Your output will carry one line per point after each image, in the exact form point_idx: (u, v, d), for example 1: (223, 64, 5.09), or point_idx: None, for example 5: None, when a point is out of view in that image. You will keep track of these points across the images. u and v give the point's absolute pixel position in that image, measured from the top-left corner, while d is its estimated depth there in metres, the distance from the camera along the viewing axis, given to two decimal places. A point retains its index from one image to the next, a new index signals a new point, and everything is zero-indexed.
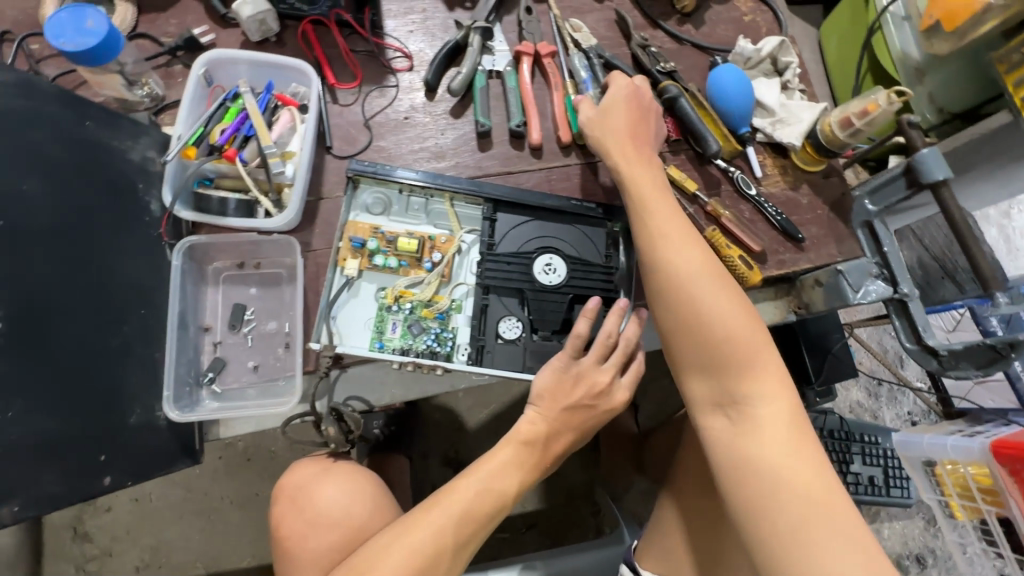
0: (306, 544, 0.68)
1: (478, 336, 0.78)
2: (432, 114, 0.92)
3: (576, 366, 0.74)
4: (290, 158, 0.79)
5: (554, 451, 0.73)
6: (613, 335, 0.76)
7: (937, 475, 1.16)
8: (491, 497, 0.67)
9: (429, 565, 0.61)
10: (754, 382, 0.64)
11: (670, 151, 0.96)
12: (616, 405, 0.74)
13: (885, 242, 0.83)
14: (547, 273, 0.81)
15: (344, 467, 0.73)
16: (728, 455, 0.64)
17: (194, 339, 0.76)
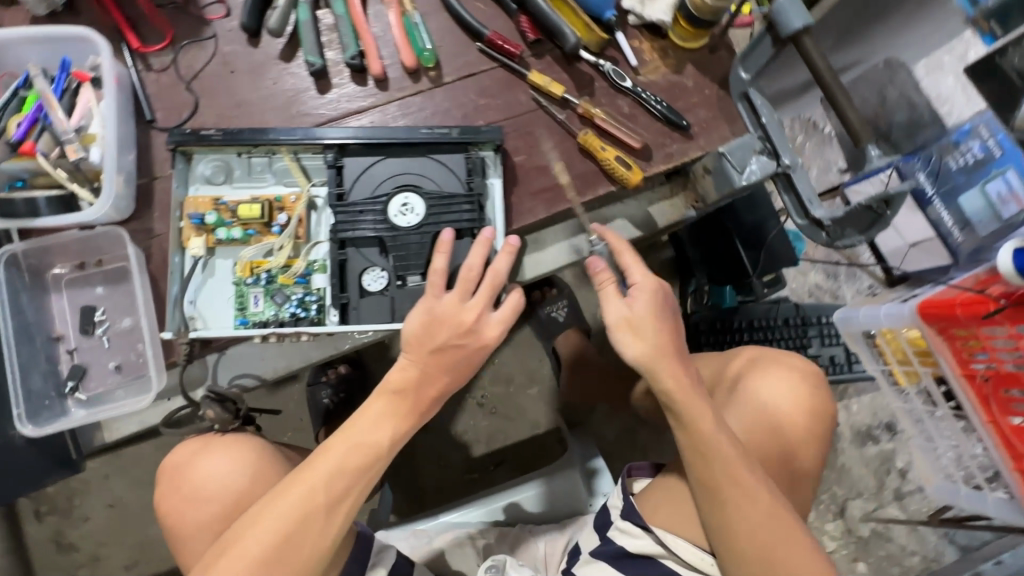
0: (189, 519, 0.67)
1: (340, 294, 0.74)
2: (259, 62, 0.82)
3: (439, 305, 0.70)
4: (94, 141, 0.71)
5: (432, 393, 0.70)
6: (474, 269, 0.72)
7: (878, 345, 1.13)
8: (365, 451, 0.66)
9: (302, 526, 0.62)
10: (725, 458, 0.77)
11: (533, 55, 0.87)
12: (486, 339, 0.71)
13: (764, 113, 0.76)
14: (404, 214, 0.76)
15: (225, 439, 0.71)
16: (730, 514, 0.76)
17: (45, 350, 0.73)
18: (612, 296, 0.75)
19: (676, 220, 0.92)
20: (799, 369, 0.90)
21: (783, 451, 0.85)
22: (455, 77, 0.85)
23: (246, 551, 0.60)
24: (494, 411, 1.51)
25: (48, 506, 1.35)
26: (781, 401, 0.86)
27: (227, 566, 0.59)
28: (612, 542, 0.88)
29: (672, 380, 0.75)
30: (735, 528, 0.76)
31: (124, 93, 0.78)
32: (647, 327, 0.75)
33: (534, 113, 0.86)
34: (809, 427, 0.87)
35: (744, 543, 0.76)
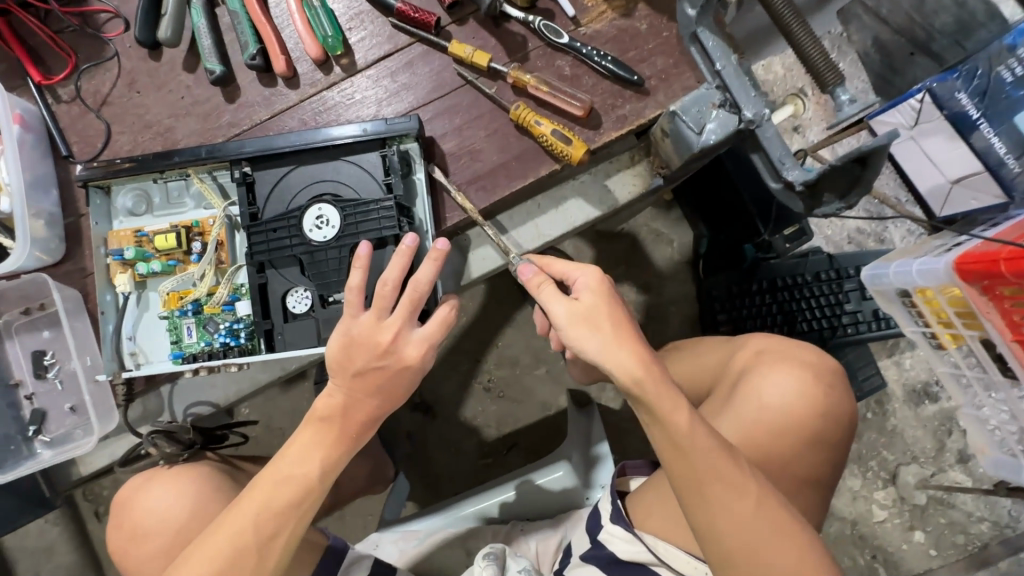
0: (140, 552, 0.68)
1: (264, 319, 0.72)
2: (165, 76, 0.77)
3: (356, 325, 0.64)
4: (3, 192, 0.71)
5: (360, 418, 0.66)
6: (389, 284, 0.65)
7: (915, 305, 0.96)
8: (292, 485, 0.63)
9: (231, 567, 0.60)
10: (704, 471, 0.62)
11: (453, 22, 0.76)
12: (406, 360, 0.65)
13: (717, 58, 0.62)
14: (319, 227, 0.71)
15: (173, 469, 0.71)
16: (726, 534, 0.61)
17: (6, 396, 0.75)
18: (555, 296, 0.66)
19: (640, 191, 0.80)
20: (809, 365, 0.80)
21: (783, 454, 0.76)
22: (370, 60, 0.76)
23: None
24: (501, 395, 1.47)
25: (104, 507, 1.48)
26: (784, 399, 0.77)
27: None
28: (605, 547, 0.83)
29: (636, 380, 0.62)
30: (729, 543, 0.62)
31: (35, 132, 0.76)
32: (595, 327, 0.64)
33: (461, 90, 0.75)
34: (814, 428, 0.77)
35: (738, 556, 0.61)
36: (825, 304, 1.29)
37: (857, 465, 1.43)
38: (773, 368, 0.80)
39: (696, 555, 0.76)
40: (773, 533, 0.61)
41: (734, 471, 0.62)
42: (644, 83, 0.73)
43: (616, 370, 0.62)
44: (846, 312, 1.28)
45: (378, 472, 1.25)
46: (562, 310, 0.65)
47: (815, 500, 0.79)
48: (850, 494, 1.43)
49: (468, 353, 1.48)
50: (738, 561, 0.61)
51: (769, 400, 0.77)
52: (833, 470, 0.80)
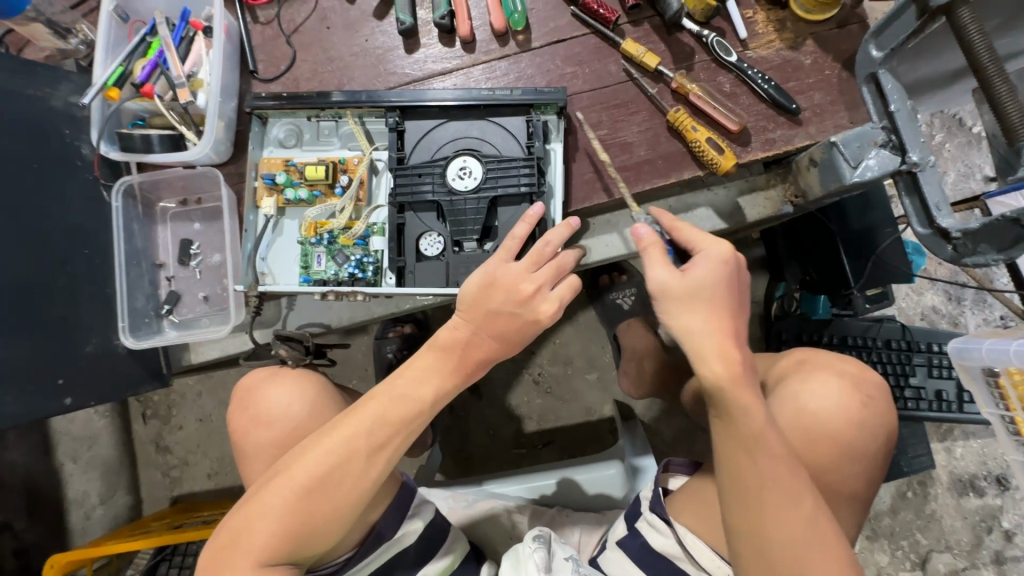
0: (253, 444, 0.71)
1: (397, 257, 0.76)
2: (355, 19, 0.84)
3: (502, 269, 0.67)
4: (201, 88, 0.78)
5: (477, 357, 0.67)
6: (550, 245, 0.69)
7: (999, 387, 0.97)
8: (406, 404, 0.64)
9: (343, 465, 0.61)
10: (755, 466, 0.59)
11: (630, 22, 0.81)
12: (539, 315, 0.66)
13: (893, 99, 0.64)
14: (461, 178, 0.75)
15: (296, 369, 0.76)
16: (769, 539, 0.58)
17: (149, 274, 0.81)
18: (659, 262, 0.64)
19: (769, 215, 0.83)
20: (852, 376, 0.73)
21: (820, 465, 0.69)
22: (545, 41, 0.82)
23: (290, 481, 0.61)
24: (549, 390, 1.49)
25: (151, 411, 1.56)
26: (824, 408, 0.70)
27: (274, 492, 0.61)
28: (640, 536, 0.80)
29: (727, 372, 0.60)
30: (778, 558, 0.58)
31: (232, 44, 0.83)
32: (700, 301, 0.62)
33: (623, 85, 0.80)
34: (855, 446, 0.70)
35: (782, 567, 0.58)
36: (890, 374, 1.33)
37: (888, 541, 1.41)
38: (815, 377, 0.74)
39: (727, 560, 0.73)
40: (813, 549, 0.57)
41: (794, 481, 0.58)
42: (800, 112, 0.77)
43: (702, 352, 0.61)
44: (910, 385, 1.31)
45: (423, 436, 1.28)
46: (670, 278, 0.63)
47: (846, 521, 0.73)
48: (875, 569, 1.41)
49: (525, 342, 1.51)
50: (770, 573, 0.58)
51: (808, 409, 0.70)
52: (873, 486, 0.72)
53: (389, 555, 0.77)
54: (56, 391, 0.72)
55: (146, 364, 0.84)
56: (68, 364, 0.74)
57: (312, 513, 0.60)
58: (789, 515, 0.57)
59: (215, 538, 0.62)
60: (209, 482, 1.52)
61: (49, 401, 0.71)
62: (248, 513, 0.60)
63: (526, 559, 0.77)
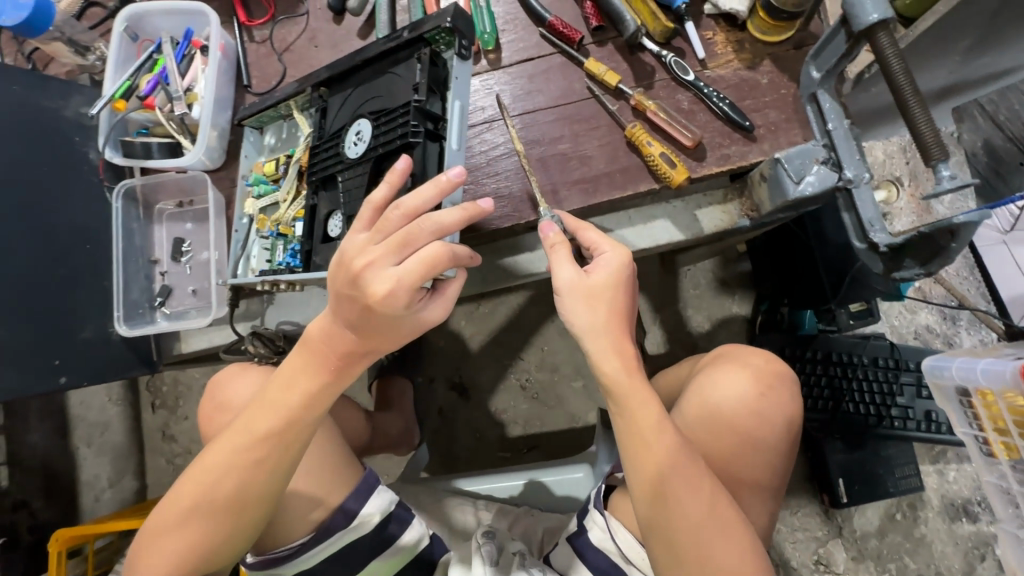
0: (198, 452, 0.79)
1: (307, 240, 0.78)
2: (341, 38, 0.90)
3: (349, 241, 0.63)
4: (196, 100, 0.84)
5: (341, 350, 0.66)
6: (399, 214, 0.62)
7: (973, 407, 0.96)
8: (273, 411, 0.67)
9: (225, 472, 0.66)
10: (643, 459, 0.63)
11: (594, 42, 0.85)
12: (371, 297, 0.60)
13: (830, 118, 0.67)
14: (355, 143, 0.75)
15: (262, 368, 0.81)
16: (655, 522, 0.63)
17: (145, 269, 0.89)
18: (565, 260, 0.66)
19: (727, 226, 0.84)
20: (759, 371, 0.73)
21: (728, 459, 0.71)
22: (514, 60, 0.87)
23: (189, 489, 0.68)
24: (536, 396, 1.52)
25: (160, 401, 1.65)
26: (729, 403, 0.71)
27: (176, 501, 0.68)
28: (585, 533, 0.83)
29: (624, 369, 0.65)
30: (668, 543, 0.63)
31: (229, 61, 0.90)
32: (591, 306, 0.65)
33: (586, 102, 0.84)
34: (756, 436, 0.71)
35: (685, 548, 0.63)
36: (875, 392, 1.31)
37: (874, 563, 1.38)
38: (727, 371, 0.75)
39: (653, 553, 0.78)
40: (696, 531, 0.62)
41: (681, 471, 0.63)
42: (754, 130, 0.80)
43: (597, 351, 0.65)
44: (897, 405, 1.30)
45: (406, 434, 1.33)
46: (572, 278, 0.65)
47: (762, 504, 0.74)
48: None
49: (513, 347, 1.55)
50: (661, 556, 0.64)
51: (716, 404, 0.72)
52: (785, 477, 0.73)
53: (348, 539, 0.80)
54: (52, 372, 0.79)
55: (137, 351, 0.90)
56: (66, 348, 0.81)
57: (217, 510, 0.67)
58: (682, 513, 0.62)
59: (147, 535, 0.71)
60: None
61: (47, 380, 0.79)
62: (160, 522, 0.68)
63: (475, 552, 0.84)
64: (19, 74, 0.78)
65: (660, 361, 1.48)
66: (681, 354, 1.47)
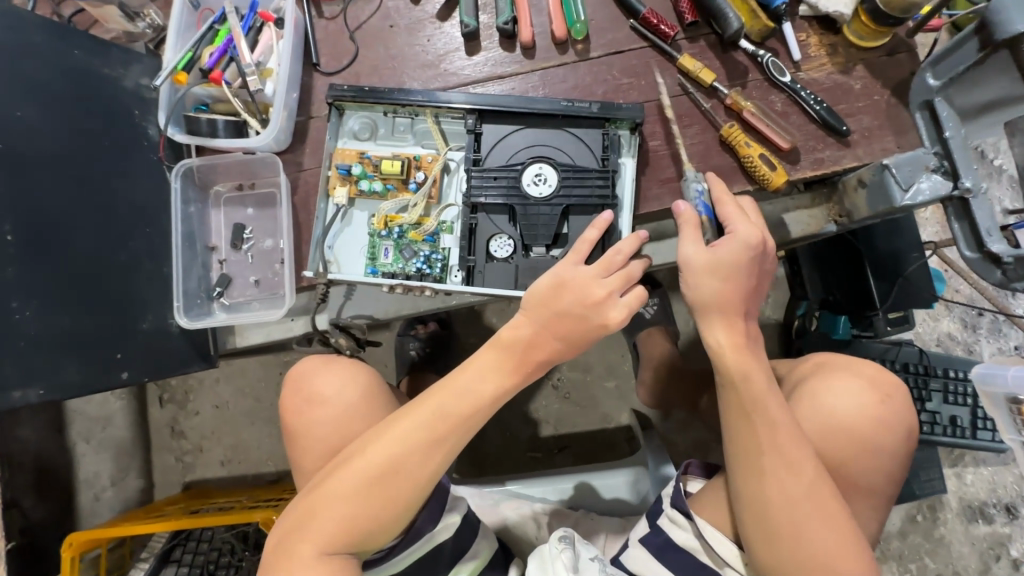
0: (298, 442, 0.73)
1: (467, 256, 0.76)
2: (418, 20, 0.86)
3: (575, 272, 0.68)
4: (270, 76, 0.79)
5: (540, 356, 0.68)
6: (621, 253, 0.69)
7: (1022, 414, 0.98)
8: (465, 401, 0.67)
9: (405, 462, 0.65)
10: (760, 427, 0.65)
11: (686, 38, 0.83)
12: (609, 321, 0.67)
13: (948, 127, 0.67)
14: (536, 183, 0.76)
15: (347, 363, 0.76)
16: (762, 494, 0.64)
17: (202, 257, 0.83)
18: (692, 237, 0.70)
19: (811, 232, 0.86)
20: (870, 378, 0.74)
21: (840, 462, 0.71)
22: (603, 52, 0.84)
23: (359, 469, 0.64)
24: (568, 396, 1.50)
25: (169, 395, 1.56)
26: (842, 404, 0.71)
27: (346, 480, 0.64)
28: (663, 533, 0.82)
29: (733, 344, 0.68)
30: (774, 517, 0.64)
31: (298, 37, 0.84)
32: (721, 275, 0.68)
33: (677, 99, 0.82)
34: (874, 439, 0.71)
35: (782, 524, 0.63)
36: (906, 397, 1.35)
37: (896, 563, 1.42)
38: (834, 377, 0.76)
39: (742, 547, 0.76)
40: (805, 511, 0.63)
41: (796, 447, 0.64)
42: (849, 135, 0.79)
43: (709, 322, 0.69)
44: (926, 410, 1.33)
45: None
46: (698, 253, 0.69)
47: (868, 514, 0.74)
48: None
49: None
50: (766, 530, 0.64)
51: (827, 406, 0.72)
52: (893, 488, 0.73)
53: (418, 554, 0.76)
54: (108, 364, 0.74)
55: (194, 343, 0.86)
56: (127, 340, 0.76)
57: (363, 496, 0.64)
58: (794, 481, 0.63)
59: (285, 523, 0.66)
60: (222, 469, 1.52)
61: (105, 373, 0.73)
62: (314, 502, 0.64)
63: (553, 559, 0.77)
64: (78, 36, 0.74)
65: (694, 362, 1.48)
66: None
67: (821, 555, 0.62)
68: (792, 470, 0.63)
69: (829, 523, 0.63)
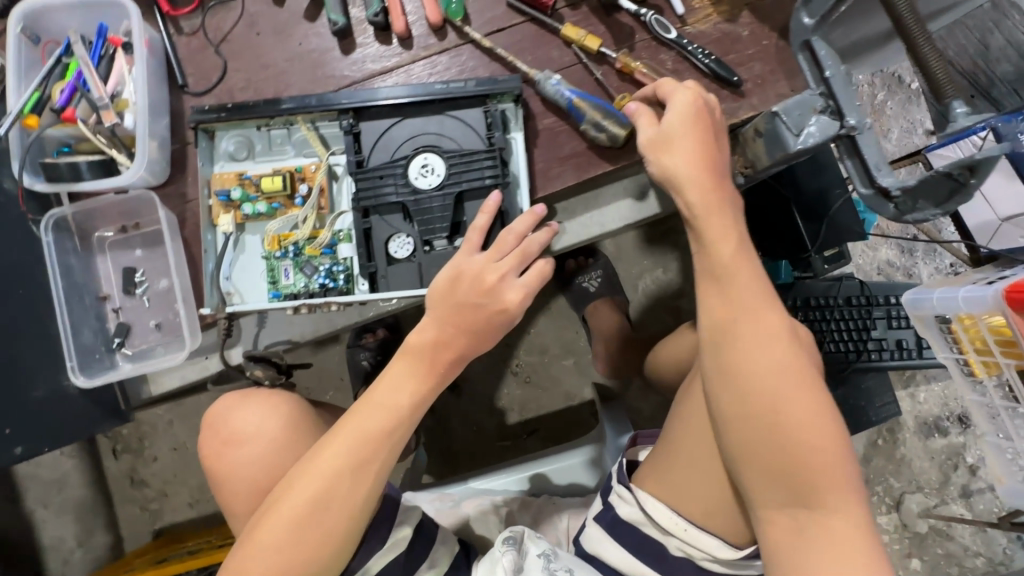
0: (224, 485, 0.70)
1: (368, 262, 0.73)
2: (285, 23, 0.80)
3: (469, 260, 0.66)
4: (127, 107, 0.73)
5: (448, 357, 0.66)
6: (513, 234, 0.67)
7: (952, 331, 1.01)
8: (386, 414, 0.65)
9: (335, 485, 0.63)
10: (742, 308, 0.61)
11: (567, 6, 0.80)
12: (507, 304, 0.65)
13: (827, 65, 0.65)
14: (424, 175, 0.73)
15: (267, 392, 0.73)
16: (749, 369, 0.60)
17: (95, 308, 0.78)
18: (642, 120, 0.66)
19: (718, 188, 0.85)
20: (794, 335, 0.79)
21: None
22: (485, 31, 0.80)
23: (282, 512, 0.62)
24: (529, 380, 1.50)
25: (122, 445, 1.50)
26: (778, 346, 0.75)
27: (269, 525, 0.62)
28: (612, 508, 0.82)
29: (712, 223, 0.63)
30: (759, 392, 0.59)
31: (157, 57, 0.79)
32: (675, 146, 0.64)
33: (566, 72, 0.79)
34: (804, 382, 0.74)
35: (764, 402, 0.59)
36: (850, 330, 1.38)
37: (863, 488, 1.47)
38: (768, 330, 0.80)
39: (684, 517, 0.76)
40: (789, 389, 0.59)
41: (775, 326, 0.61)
42: (742, 84, 0.78)
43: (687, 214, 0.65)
44: (872, 338, 1.36)
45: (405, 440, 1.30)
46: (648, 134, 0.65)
47: None
48: None
49: None
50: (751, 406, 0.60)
51: None
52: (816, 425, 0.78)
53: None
54: None
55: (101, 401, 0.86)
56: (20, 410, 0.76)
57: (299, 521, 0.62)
58: (800, 444, 0.58)
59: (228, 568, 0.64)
60: (191, 511, 1.48)
61: None
62: (247, 549, 0.62)
63: (497, 561, 0.78)
64: None
65: (648, 327, 1.48)
66: (666, 318, 1.48)
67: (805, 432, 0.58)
68: (773, 349, 0.60)
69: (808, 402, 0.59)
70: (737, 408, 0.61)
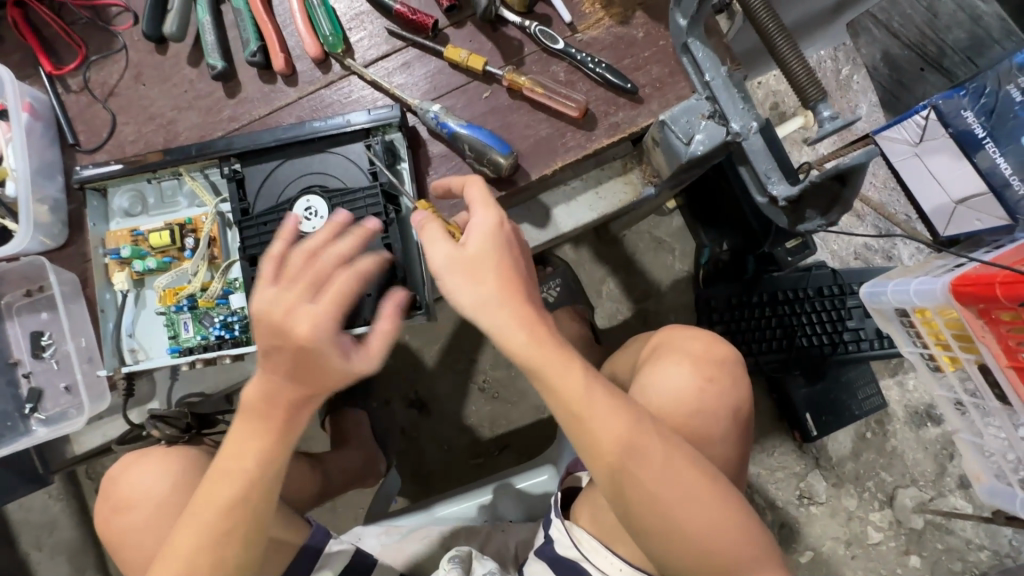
0: (124, 550, 0.72)
1: None
2: (168, 72, 0.79)
3: (260, 286, 0.56)
4: (7, 175, 0.73)
5: (285, 408, 0.59)
6: (313, 252, 0.58)
7: (913, 326, 0.95)
8: (236, 482, 0.59)
9: (195, 564, 0.59)
10: (614, 434, 0.59)
11: (451, 26, 0.76)
12: (298, 338, 0.54)
13: (706, 70, 0.63)
14: (308, 218, 0.71)
15: (162, 450, 0.75)
16: (635, 491, 0.59)
17: (6, 374, 0.79)
18: (438, 238, 0.60)
19: (631, 199, 0.79)
20: (698, 356, 0.77)
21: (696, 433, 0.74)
22: (368, 59, 0.77)
23: None
24: (496, 395, 1.47)
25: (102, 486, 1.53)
26: (681, 389, 0.74)
27: None
28: (551, 542, 0.78)
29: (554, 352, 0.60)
30: (647, 510, 0.59)
31: (43, 121, 0.78)
32: (479, 278, 0.58)
33: (454, 94, 0.76)
34: (706, 405, 0.75)
35: (655, 515, 0.59)
36: (825, 320, 1.27)
37: (854, 485, 1.39)
38: (668, 361, 0.78)
39: (621, 556, 0.72)
40: (678, 497, 0.59)
41: (644, 441, 0.59)
42: (638, 91, 0.73)
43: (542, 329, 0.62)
44: (848, 329, 1.26)
45: (370, 466, 1.28)
46: (448, 253, 0.59)
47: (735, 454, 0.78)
48: (846, 515, 1.39)
49: (465, 351, 1.48)
50: (648, 519, 0.59)
51: (669, 394, 0.75)
52: (744, 436, 0.78)
53: None
54: None
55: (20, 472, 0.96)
56: None
57: None
58: (701, 535, 0.59)
59: None
60: None
61: None
62: None
63: None
64: None
65: (614, 333, 1.42)
66: (633, 322, 1.42)
67: (703, 525, 0.59)
68: (644, 469, 0.59)
69: (702, 494, 0.60)
70: (633, 522, 0.60)
